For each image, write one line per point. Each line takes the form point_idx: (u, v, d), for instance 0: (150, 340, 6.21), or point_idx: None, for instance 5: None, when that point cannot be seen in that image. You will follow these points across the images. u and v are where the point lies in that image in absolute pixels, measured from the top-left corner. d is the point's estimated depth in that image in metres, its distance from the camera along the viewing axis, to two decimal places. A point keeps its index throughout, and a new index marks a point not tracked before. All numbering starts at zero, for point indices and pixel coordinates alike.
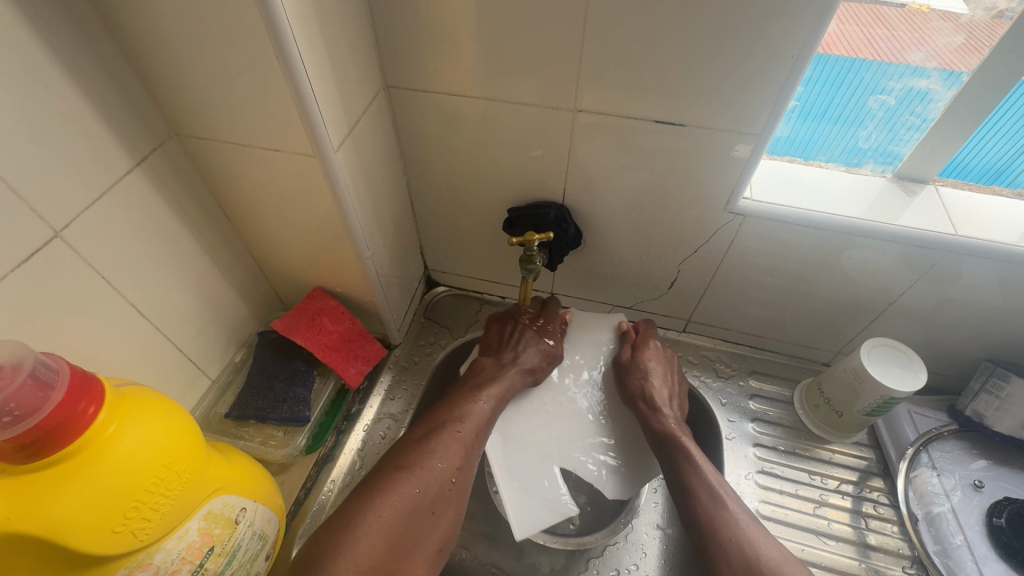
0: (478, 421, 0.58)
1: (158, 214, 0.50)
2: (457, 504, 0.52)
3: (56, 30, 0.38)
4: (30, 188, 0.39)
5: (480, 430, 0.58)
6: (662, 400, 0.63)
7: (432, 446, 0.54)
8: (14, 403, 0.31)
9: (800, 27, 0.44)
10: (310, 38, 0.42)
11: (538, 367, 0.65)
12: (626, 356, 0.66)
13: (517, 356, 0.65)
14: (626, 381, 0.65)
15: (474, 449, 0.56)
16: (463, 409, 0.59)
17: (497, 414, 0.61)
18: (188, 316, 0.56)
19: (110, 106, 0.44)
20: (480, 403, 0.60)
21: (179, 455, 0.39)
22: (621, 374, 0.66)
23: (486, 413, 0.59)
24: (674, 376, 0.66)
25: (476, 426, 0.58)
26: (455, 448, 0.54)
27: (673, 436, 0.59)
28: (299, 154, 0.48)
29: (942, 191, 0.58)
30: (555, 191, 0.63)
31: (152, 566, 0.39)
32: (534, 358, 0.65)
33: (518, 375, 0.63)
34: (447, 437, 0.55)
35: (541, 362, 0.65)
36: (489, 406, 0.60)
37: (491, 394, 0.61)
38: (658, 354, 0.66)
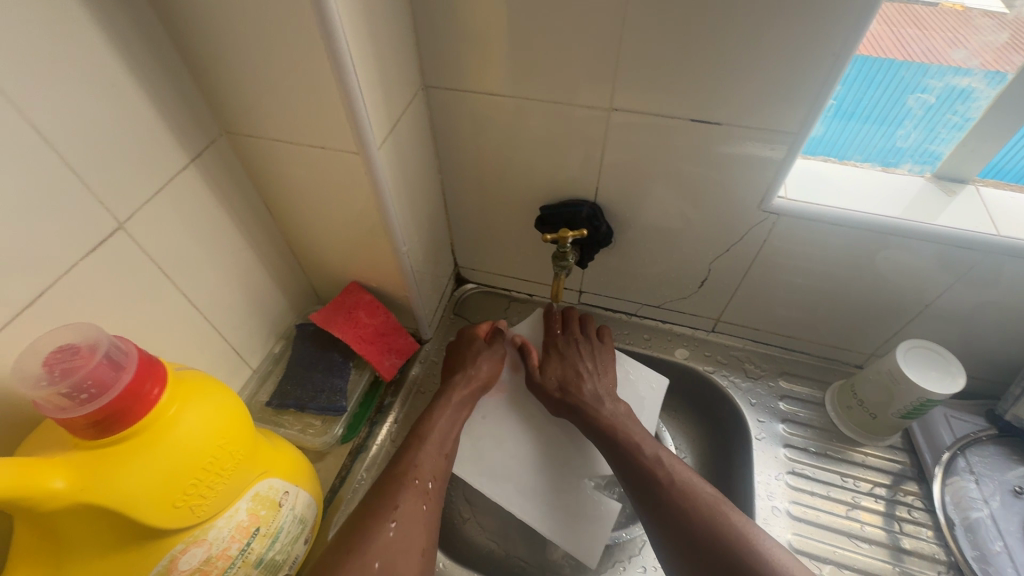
0: (423, 457, 0.54)
1: (209, 208, 0.52)
2: (410, 544, 0.48)
3: (125, 33, 0.41)
4: (99, 182, 0.41)
5: (423, 466, 0.54)
6: (583, 398, 0.62)
7: (370, 503, 0.50)
8: (89, 381, 0.33)
9: (840, 26, 0.44)
10: (359, 39, 0.44)
11: (476, 390, 0.63)
12: (534, 369, 0.65)
13: (455, 385, 0.62)
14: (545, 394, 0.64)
15: (419, 485, 0.52)
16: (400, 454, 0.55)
17: (439, 446, 0.56)
18: (233, 307, 0.59)
19: (170, 105, 0.46)
20: (419, 442, 0.56)
21: (231, 438, 0.41)
22: (538, 390, 0.65)
23: (432, 447, 0.56)
24: (589, 362, 0.65)
25: (417, 464, 0.54)
26: (398, 489, 0.51)
27: (607, 432, 0.59)
28: (343, 151, 0.50)
29: (983, 192, 0.57)
30: (587, 190, 0.64)
31: (205, 542, 0.41)
32: (466, 387, 0.63)
33: (453, 404, 0.60)
34: (385, 486, 0.51)
35: (483, 376, 0.64)
36: (433, 439, 0.56)
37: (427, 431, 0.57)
38: (558, 359, 0.66)
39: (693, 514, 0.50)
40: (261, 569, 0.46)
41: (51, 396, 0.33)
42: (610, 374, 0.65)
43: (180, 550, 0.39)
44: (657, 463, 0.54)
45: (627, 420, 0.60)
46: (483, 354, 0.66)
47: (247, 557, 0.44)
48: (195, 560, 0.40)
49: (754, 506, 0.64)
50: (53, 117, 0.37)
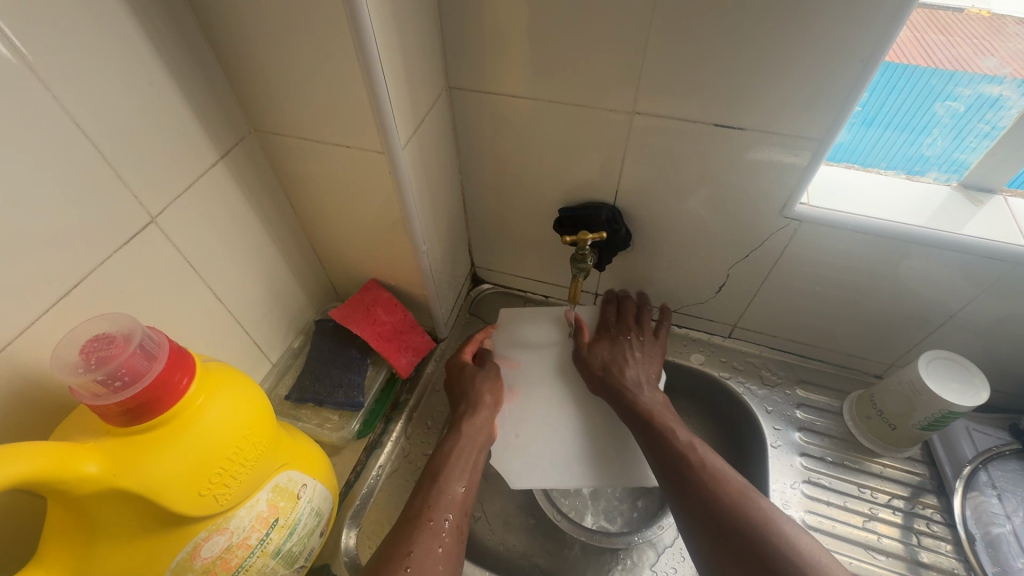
0: (437, 496, 0.52)
1: (236, 204, 0.53)
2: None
3: (162, 32, 0.42)
4: (134, 177, 0.43)
5: (438, 505, 0.51)
6: (624, 379, 0.64)
7: (392, 544, 0.48)
8: (123, 369, 0.34)
9: (870, 32, 0.43)
10: (388, 39, 0.44)
11: (488, 422, 0.61)
12: (584, 345, 0.68)
13: (465, 418, 0.61)
14: (588, 370, 0.67)
15: (434, 526, 0.49)
16: (419, 496, 0.53)
17: (457, 482, 0.54)
18: (256, 301, 0.60)
19: (202, 102, 0.47)
20: (436, 481, 0.54)
21: (255, 429, 0.42)
22: (582, 367, 0.68)
23: (445, 484, 0.53)
24: (638, 351, 0.67)
25: (431, 504, 0.51)
26: (413, 533, 0.49)
27: (641, 416, 0.60)
28: (368, 150, 0.51)
29: (1011, 202, 0.57)
30: (607, 192, 0.64)
31: (227, 531, 0.42)
32: (477, 422, 0.61)
33: (465, 439, 0.58)
34: (404, 529, 0.49)
35: (489, 403, 0.63)
36: (446, 475, 0.54)
37: (444, 469, 0.55)
38: (609, 341, 0.68)
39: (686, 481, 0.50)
40: (278, 560, 0.47)
41: (87, 382, 0.34)
42: (656, 367, 0.66)
43: (203, 537, 0.40)
44: (688, 447, 0.55)
45: (664, 411, 0.60)
46: (486, 382, 0.65)
47: (266, 547, 0.45)
48: (217, 548, 0.41)
49: None
50: (94, 113, 0.39)
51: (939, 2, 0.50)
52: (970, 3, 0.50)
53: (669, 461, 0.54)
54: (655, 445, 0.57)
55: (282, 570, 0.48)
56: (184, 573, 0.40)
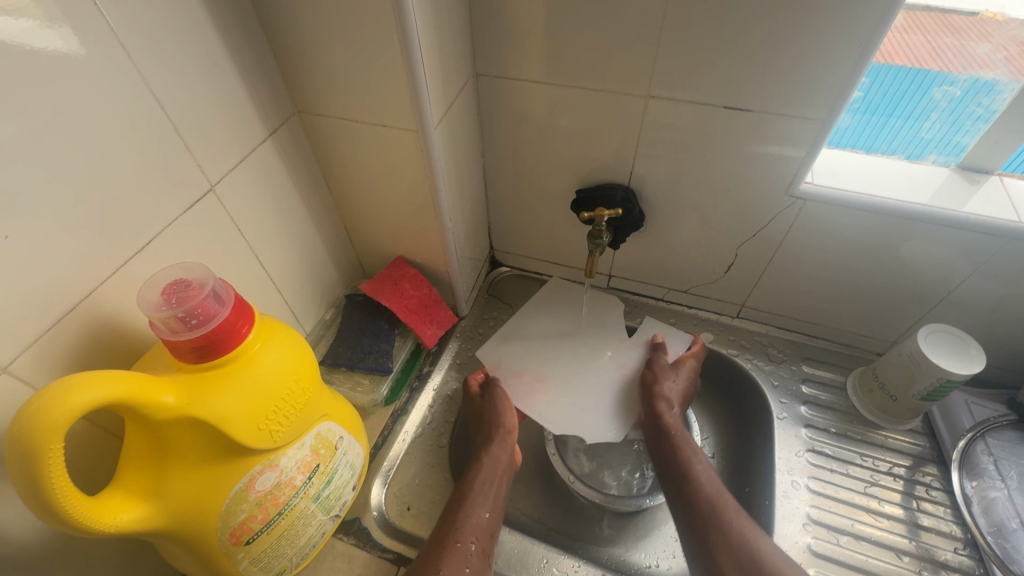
0: (468, 522, 0.55)
1: (280, 179, 0.58)
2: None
3: (223, 17, 0.46)
4: (198, 148, 0.47)
5: (466, 529, 0.54)
6: (674, 397, 0.68)
7: (424, 564, 0.51)
8: (196, 311, 0.39)
9: (868, 18, 0.47)
10: (425, 25, 0.48)
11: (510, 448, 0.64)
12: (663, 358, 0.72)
13: (489, 446, 0.64)
14: (652, 373, 0.70)
15: (461, 548, 0.53)
16: (449, 518, 0.56)
17: (485, 509, 0.57)
18: (294, 272, 0.64)
19: (255, 83, 0.52)
20: (467, 505, 0.57)
21: (304, 376, 0.46)
22: (649, 367, 0.71)
23: (473, 509, 0.57)
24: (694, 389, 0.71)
25: (461, 527, 0.55)
26: (443, 557, 0.51)
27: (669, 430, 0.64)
28: (402, 130, 0.55)
29: (1006, 182, 0.60)
30: (622, 175, 0.68)
31: (278, 468, 0.46)
32: (503, 448, 0.64)
33: (492, 465, 0.62)
34: (436, 552, 0.52)
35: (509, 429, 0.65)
36: (474, 500, 0.58)
37: (473, 497, 0.58)
38: (690, 365, 0.71)
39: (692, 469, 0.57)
40: (317, 504, 0.51)
41: (166, 320, 0.38)
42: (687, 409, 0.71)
43: (257, 472, 0.44)
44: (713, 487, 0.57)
45: (685, 441, 0.63)
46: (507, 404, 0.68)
47: (308, 491, 0.49)
48: (269, 483, 0.45)
49: (774, 480, 0.67)
50: (166, 88, 0.43)
51: (951, 7, 0.53)
52: (984, 6, 0.53)
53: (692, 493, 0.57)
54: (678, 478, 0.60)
55: (320, 516, 0.52)
56: (240, 504, 0.44)
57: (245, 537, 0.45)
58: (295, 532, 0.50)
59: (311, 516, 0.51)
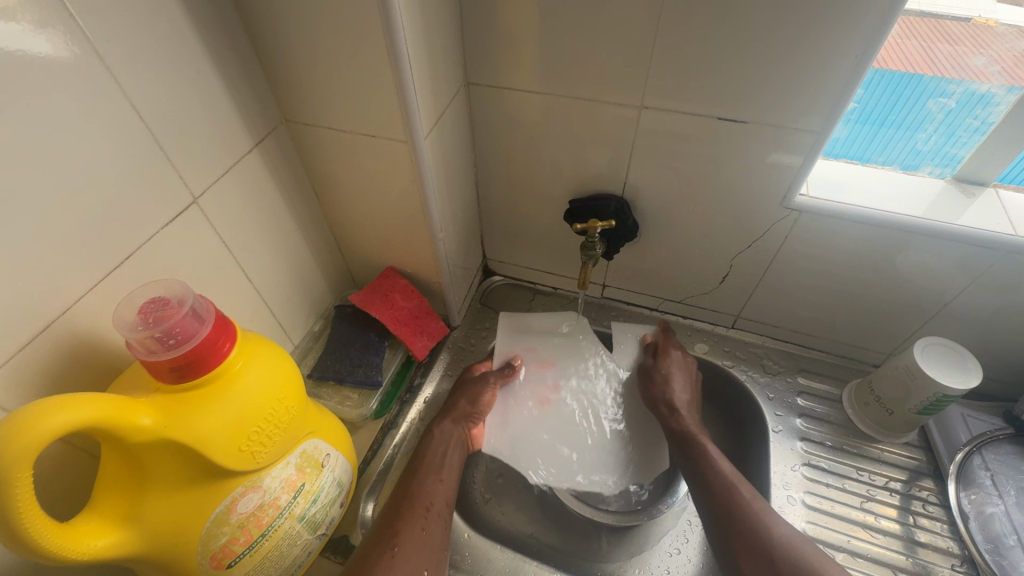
0: (422, 488, 0.56)
1: (267, 190, 0.57)
2: (414, 565, 0.49)
3: (208, 27, 0.45)
4: (181, 161, 0.46)
5: (423, 494, 0.56)
6: (680, 401, 0.66)
7: (384, 528, 0.52)
8: (175, 330, 0.38)
9: (863, 28, 0.46)
10: (414, 34, 0.48)
11: (467, 417, 0.65)
12: (649, 362, 0.71)
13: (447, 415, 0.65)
14: (649, 387, 0.69)
15: (417, 511, 0.54)
16: (407, 485, 0.57)
17: (441, 474, 0.58)
18: (282, 284, 0.63)
19: (241, 93, 0.51)
20: (423, 474, 0.58)
21: (289, 394, 0.45)
22: (643, 379, 0.70)
23: (429, 476, 0.58)
24: (690, 377, 0.70)
25: (416, 493, 0.56)
26: (397, 521, 0.52)
27: (684, 437, 0.62)
28: (392, 140, 0.54)
29: (1002, 195, 0.59)
30: (615, 185, 0.67)
31: (260, 489, 0.45)
32: (460, 411, 0.65)
33: (449, 433, 0.63)
34: (397, 516, 0.53)
35: (462, 409, 0.65)
36: (429, 467, 0.59)
37: (430, 465, 0.59)
38: (676, 356, 0.70)
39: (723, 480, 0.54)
40: (303, 524, 0.50)
41: (144, 339, 0.37)
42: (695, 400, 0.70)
43: (239, 493, 0.43)
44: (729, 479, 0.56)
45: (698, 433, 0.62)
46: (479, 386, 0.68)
47: (292, 511, 0.48)
48: (251, 504, 0.44)
49: (769, 494, 0.66)
50: (148, 100, 0.42)
51: (945, 12, 0.53)
52: (976, 14, 0.54)
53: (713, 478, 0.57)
54: (695, 464, 0.59)
55: (306, 535, 0.50)
56: (221, 526, 0.43)
57: (226, 560, 0.44)
58: (280, 554, 0.48)
59: (297, 536, 0.49)
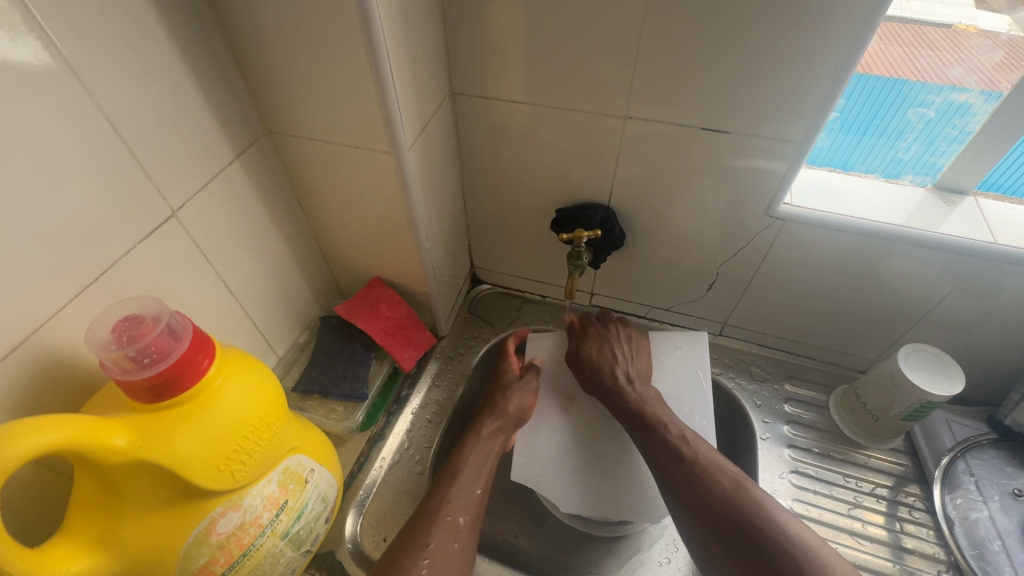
0: (457, 494, 0.53)
1: (249, 201, 0.56)
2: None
3: (187, 38, 0.45)
4: (159, 173, 0.45)
5: (462, 503, 0.53)
6: (623, 377, 0.64)
7: (417, 536, 0.49)
8: (152, 348, 0.37)
9: (840, 39, 0.47)
10: (396, 45, 0.47)
11: (505, 425, 0.63)
12: (572, 349, 0.69)
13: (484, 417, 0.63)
14: (587, 367, 0.66)
15: (450, 522, 0.51)
16: (441, 489, 0.54)
17: (479, 484, 0.56)
18: (265, 296, 0.62)
19: (221, 105, 0.50)
20: (460, 479, 0.55)
21: (269, 411, 0.44)
22: (575, 367, 0.68)
23: (466, 480, 0.55)
24: (626, 348, 0.67)
25: (450, 500, 0.53)
26: (429, 528, 0.50)
27: (637, 413, 0.61)
28: (376, 150, 0.54)
29: (982, 203, 0.60)
30: (602, 194, 0.67)
31: (241, 508, 0.44)
32: (507, 409, 0.64)
33: (489, 434, 0.61)
34: (428, 524, 0.51)
35: (512, 413, 0.64)
36: (465, 473, 0.56)
37: (467, 469, 0.56)
38: (600, 337, 0.68)
39: (713, 488, 0.51)
40: (286, 542, 0.49)
41: (118, 358, 0.37)
42: (644, 363, 0.67)
43: (218, 513, 0.42)
44: (681, 440, 0.56)
45: (656, 403, 0.62)
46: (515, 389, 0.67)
47: (275, 529, 0.47)
48: (231, 524, 0.43)
49: None
50: (122, 112, 0.41)
51: (925, 19, 0.53)
52: (957, 19, 0.53)
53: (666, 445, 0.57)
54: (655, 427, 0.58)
55: (289, 552, 0.50)
56: (200, 547, 0.42)
57: None
58: (262, 572, 0.47)
59: (279, 554, 0.48)
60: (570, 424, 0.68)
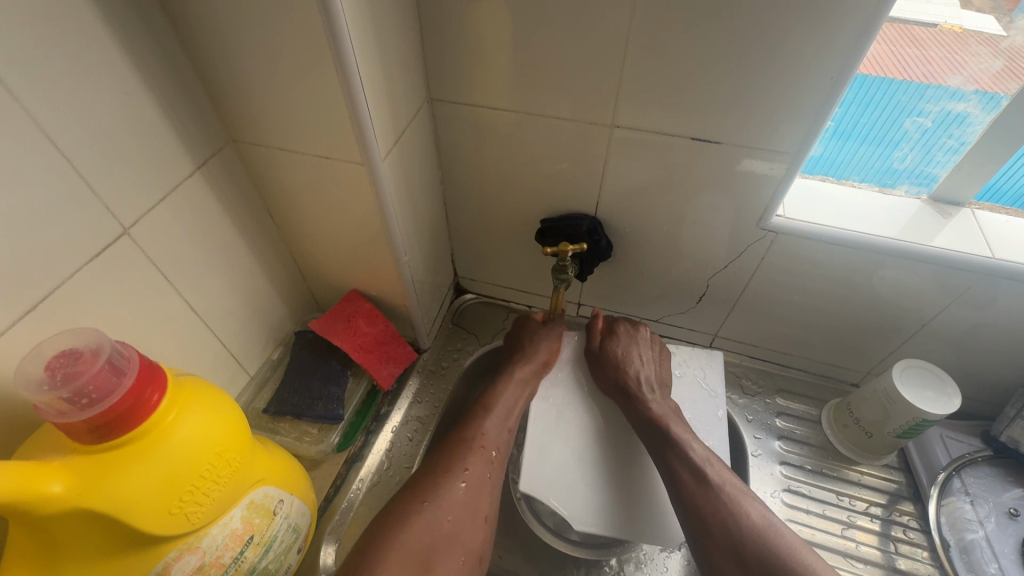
0: (489, 429, 0.57)
1: (213, 214, 0.53)
2: (475, 510, 0.51)
3: (138, 42, 0.42)
4: (107, 190, 0.42)
5: (494, 439, 0.57)
6: (642, 382, 0.62)
7: (453, 461, 0.53)
8: (91, 385, 0.34)
9: (835, 49, 0.45)
10: (366, 51, 0.44)
11: (539, 369, 0.65)
12: (595, 345, 0.66)
13: (519, 356, 0.66)
14: (608, 371, 0.64)
15: (484, 451, 0.55)
16: (473, 419, 0.58)
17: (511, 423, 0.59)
18: (234, 313, 0.59)
19: (179, 114, 0.47)
20: (491, 411, 0.59)
21: (230, 444, 0.41)
22: (595, 365, 0.65)
23: (497, 417, 0.58)
24: (648, 352, 0.65)
25: (484, 433, 0.57)
26: (466, 458, 0.54)
27: (655, 423, 0.58)
28: (349, 161, 0.51)
29: (979, 215, 0.58)
30: (588, 204, 0.64)
31: (199, 549, 0.41)
32: (542, 354, 0.66)
33: (524, 372, 0.63)
34: (462, 448, 0.55)
35: (541, 359, 0.65)
36: (498, 410, 0.59)
37: (501, 406, 0.60)
38: (626, 336, 0.66)
39: None
40: None
41: (53, 399, 0.33)
42: (664, 373, 0.65)
43: (173, 557, 0.39)
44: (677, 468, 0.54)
45: (675, 417, 0.59)
46: (544, 339, 0.68)
47: (240, 566, 0.44)
48: (189, 567, 0.40)
49: None
50: (64, 125, 0.38)
51: (912, 17, 0.50)
52: (943, 19, 0.51)
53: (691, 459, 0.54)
54: (665, 453, 0.56)
55: None
56: None
57: None
58: None
59: None
60: (582, 438, 0.62)
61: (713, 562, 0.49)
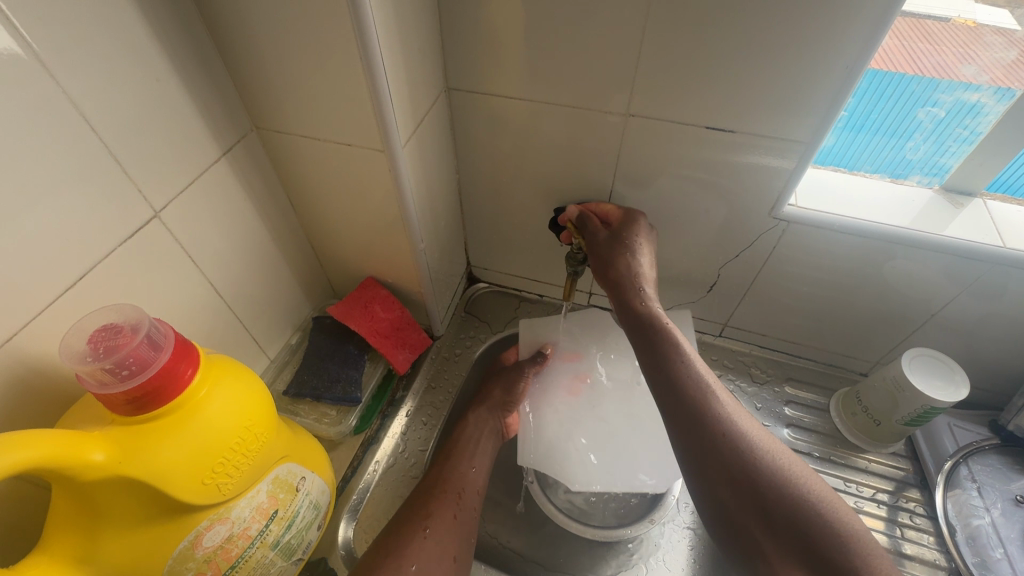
0: (455, 476, 0.58)
1: (237, 200, 0.54)
2: (444, 551, 0.51)
3: (169, 31, 0.43)
4: (140, 173, 0.43)
5: (461, 487, 0.58)
6: (642, 278, 0.57)
7: (421, 511, 0.54)
8: (131, 358, 0.36)
9: (851, 38, 0.45)
10: (389, 39, 0.45)
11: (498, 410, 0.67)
12: (604, 236, 0.60)
13: (481, 400, 0.68)
14: (611, 257, 0.58)
15: (448, 496, 0.56)
16: (440, 471, 0.59)
17: (477, 472, 0.61)
18: (255, 296, 0.60)
19: (206, 102, 0.48)
20: (456, 462, 0.60)
21: (256, 420, 0.42)
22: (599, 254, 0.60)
23: (460, 463, 0.60)
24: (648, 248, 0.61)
25: (448, 479, 0.58)
26: (434, 508, 0.54)
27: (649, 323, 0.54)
28: (369, 148, 0.52)
29: (990, 205, 0.58)
30: (601, 193, 0.65)
31: (228, 520, 0.42)
32: (502, 396, 0.68)
33: (485, 416, 0.66)
34: (430, 499, 0.55)
35: (497, 398, 0.68)
36: (459, 457, 0.61)
37: (464, 453, 0.62)
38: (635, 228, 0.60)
39: None
40: (277, 551, 0.47)
41: (95, 370, 0.35)
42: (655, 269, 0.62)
43: (204, 527, 0.41)
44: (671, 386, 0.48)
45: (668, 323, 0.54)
46: (506, 380, 0.70)
47: (265, 539, 0.46)
48: (218, 538, 0.42)
49: None
50: (101, 109, 0.39)
51: (925, 12, 0.51)
52: (956, 13, 0.52)
53: (684, 376, 0.48)
54: (658, 361, 0.50)
55: (280, 562, 0.48)
56: (186, 562, 0.41)
57: None
58: None
59: (269, 564, 0.47)
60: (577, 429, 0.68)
61: (716, 491, 0.43)
